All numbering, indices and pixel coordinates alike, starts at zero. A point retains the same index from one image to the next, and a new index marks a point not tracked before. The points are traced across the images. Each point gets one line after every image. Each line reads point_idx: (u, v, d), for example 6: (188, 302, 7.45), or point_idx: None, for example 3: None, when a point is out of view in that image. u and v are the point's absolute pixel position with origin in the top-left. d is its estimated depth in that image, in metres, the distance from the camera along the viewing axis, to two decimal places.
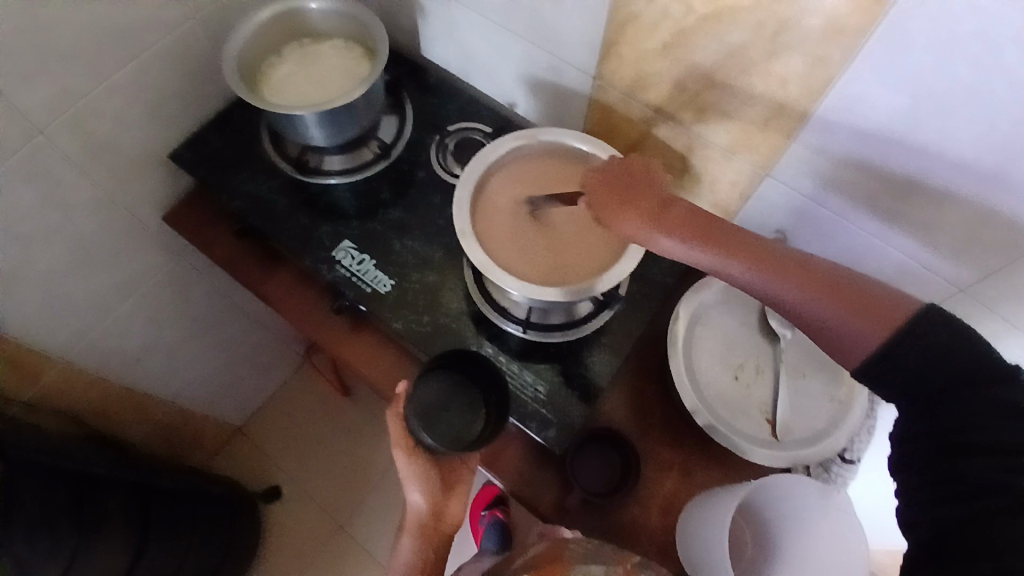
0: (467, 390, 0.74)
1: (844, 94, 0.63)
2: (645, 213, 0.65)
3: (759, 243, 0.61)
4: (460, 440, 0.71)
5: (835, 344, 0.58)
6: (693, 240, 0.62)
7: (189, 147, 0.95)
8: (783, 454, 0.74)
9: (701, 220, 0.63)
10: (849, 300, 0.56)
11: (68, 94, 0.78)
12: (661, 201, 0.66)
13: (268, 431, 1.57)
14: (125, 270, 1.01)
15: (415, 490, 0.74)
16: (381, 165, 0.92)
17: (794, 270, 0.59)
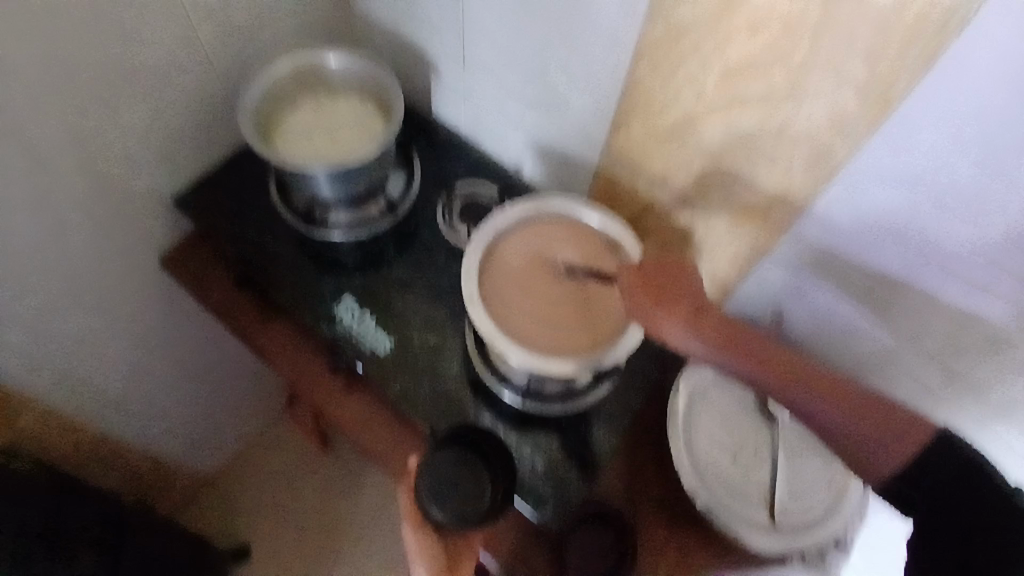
0: (477, 464, 0.72)
1: (847, 184, 0.65)
2: (679, 312, 0.63)
3: (783, 352, 0.60)
4: (468, 514, 0.69)
5: (862, 461, 0.56)
6: (714, 343, 0.61)
7: (196, 193, 0.96)
8: (781, 540, 0.73)
9: (731, 324, 0.62)
10: (873, 417, 0.55)
11: (79, 135, 0.79)
12: (695, 300, 0.64)
13: (239, 484, 1.49)
14: (116, 313, 0.99)
15: (420, 568, 0.71)
16: (387, 221, 0.92)
17: (819, 384, 0.58)
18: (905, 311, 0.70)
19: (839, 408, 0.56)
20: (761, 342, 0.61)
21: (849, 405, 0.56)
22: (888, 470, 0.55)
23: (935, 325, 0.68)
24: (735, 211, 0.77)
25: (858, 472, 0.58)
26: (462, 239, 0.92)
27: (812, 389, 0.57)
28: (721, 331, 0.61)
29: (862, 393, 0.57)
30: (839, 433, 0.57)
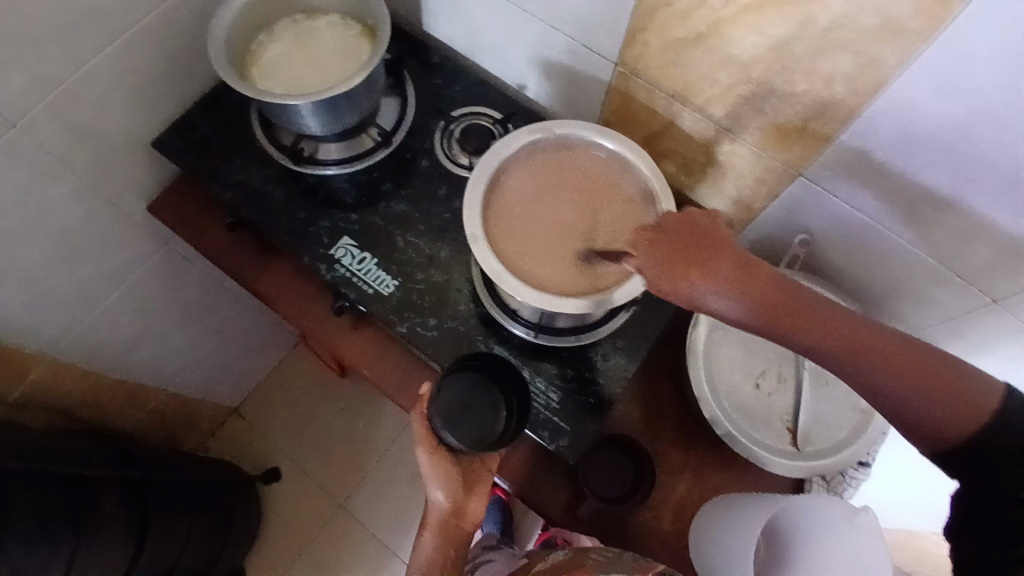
0: (489, 391, 0.71)
1: (894, 98, 0.59)
2: (726, 274, 0.55)
3: (840, 317, 0.56)
4: (484, 440, 0.68)
5: (926, 426, 0.54)
6: (766, 315, 0.55)
7: (176, 131, 0.89)
8: (803, 465, 0.73)
9: (780, 292, 0.56)
10: (935, 386, 0.53)
11: (42, 82, 0.72)
12: (738, 259, 0.57)
13: (264, 412, 1.54)
14: (111, 259, 0.95)
15: (437, 489, 0.70)
16: (382, 153, 0.86)
17: (878, 344, 0.54)
18: (945, 232, 0.66)
19: (903, 374, 0.53)
20: (816, 312, 0.56)
21: (908, 372, 0.54)
22: (949, 442, 0.53)
23: (978, 248, 0.64)
24: (762, 129, 0.70)
25: (912, 436, 0.56)
26: (465, 169, 0.86)
27: (873, 356, 0.54)
28: (766, 303, 0.55)
29: (921, 360, 0.54)
30: (905, 400, 0.54)
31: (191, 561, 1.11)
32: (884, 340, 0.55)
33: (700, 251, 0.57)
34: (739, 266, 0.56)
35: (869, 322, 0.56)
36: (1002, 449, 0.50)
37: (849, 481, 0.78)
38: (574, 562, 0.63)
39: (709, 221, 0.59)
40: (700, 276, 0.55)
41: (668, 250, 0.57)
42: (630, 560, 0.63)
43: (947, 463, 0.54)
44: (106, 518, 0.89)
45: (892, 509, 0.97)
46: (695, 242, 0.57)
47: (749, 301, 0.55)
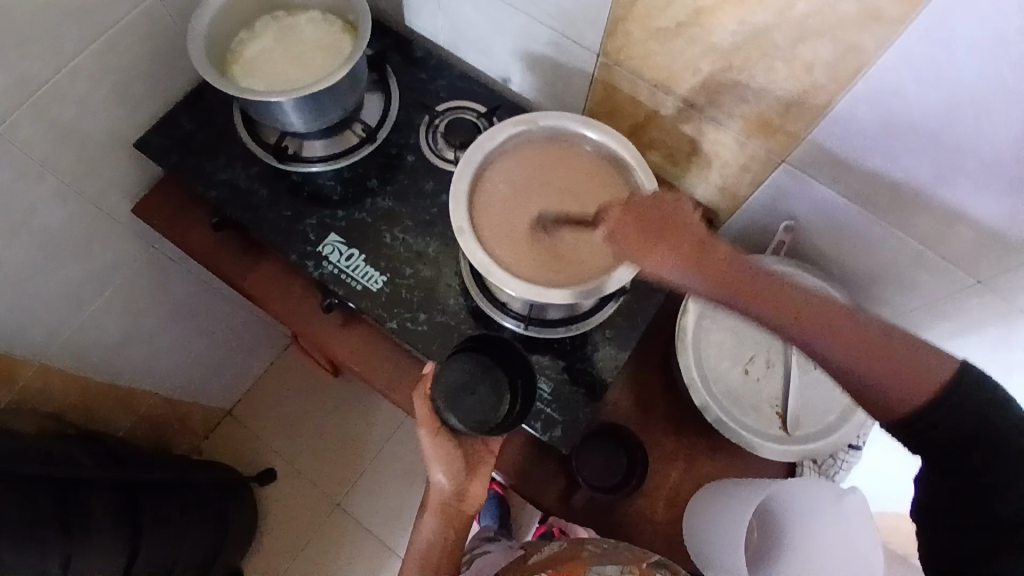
0: (494, 374, 0.71)
1: (873, 83, 0.59)
2: (686, 253, 0.55)
3: (797, 296, 0.56)
4: (486, 423, 0.69)
5: (880, 400, 0.55)
6: (728, 293, 0.55)
7: (157, 131, 0.88)
8: (792, 449, 0.74)
9: (739, 271, 0.56)
10: (888, 364, 0.54)
11: (20, 85, 0.71)
12: (696, 237, 0.56)
13: (256, 413, 1.53)
14: (95, 263, 0.95)
15: (439, 471, 0.71)
16: (367, 148, 0.86)
17: (837, 321, 0.55)
18: (927, 215, 0.66)
19: (859, 353, 0.54)
20: (779, 290, 0.55)
21: (865, 349, 0.54)
22: (904, 413, 0.55)
23: (961, 230, 0.65)
24: (745, 116, 0.70)
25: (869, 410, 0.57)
26: (451, 164, 0.86)
27: (828, 332, 0.55)
28: (725, 280, 0.55)
29: (880, 338, 0.54)
30: (857, 376, 0.55)
31: (187, 564, 1.11)
32: (841, 320, 0.55)
33: (669, 228, 0.57)
34: (700, 245, 0.56)
35: (834, 304, 0.56)
36: (986, 447, 0.53)
37: (841, 464, 0.80)
38: (571, 551, 0.65)
39: (672, 208, 0.59)
40: (666, 251, 0.56)
41: (635, 228, 0.58)
42: (625, 549, 0.65)
43: (902, 432, 0.56)
44: (99, 523, 0.89)
45: (882, 492, 0.99)
46: (665, 222, 0.57)
47: (713, 282, 0.55)
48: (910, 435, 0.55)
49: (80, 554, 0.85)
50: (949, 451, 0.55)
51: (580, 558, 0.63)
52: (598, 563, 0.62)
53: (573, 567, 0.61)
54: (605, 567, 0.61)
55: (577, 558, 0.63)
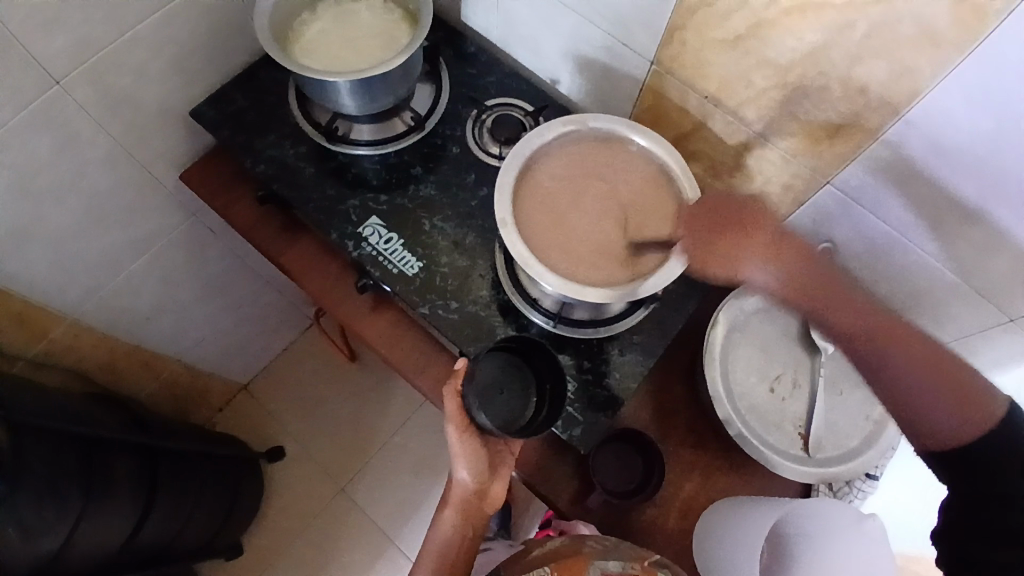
0: (522, 376, 0.74)
1: (925, 110, 0.60)
2: (767, 245, 0.61)
3: (865, 299, 0.60)
4: (512, 424, 0.71)
5: (925, 427, 0.57)
6: (799, 291, 0.60)
7: (213, 103, 0.90)
8: (812, 470, 0.73)
9: (817, 268, 0.61)
10: (946, 386, 0.56)
11: (90, 43, 0.74)
12: (776, 232, 0.62)
13: (271, 392, 1.55)
14: (139, 226, 0.97)
15: (464, 469, 0.73)
16: (414, 137, 0.88)
17: (911, 343, 0.57)
18: (969, 247, 0.66)
19: (921, 374, 0.56)
20: (854, 298, 0.59)
21: (931, 372, 0.56)
22: (944, 444, 0.57)
23: (1000, 266, 0.65)
24: (794, 134, 0.71)
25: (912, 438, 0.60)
26: (495, 159, 0.87)
27: (901, 351, 0.57)
28: (804, 285, 0.60)
29: (943, 358, 0.57)
30: (914, 400, 0.57)
31: (193, 532, 1.13)
32: (910, 333, 0.58)
33: (746, 224, 0.62)
34: (785, 245, 0.61)
35: (908, 322, 0.59)
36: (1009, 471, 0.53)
37: (858, 492, 0.79)
38: (573, 547, 0.64)
39: (760, 219, 0.62)
40: (746, 246, 0.61)
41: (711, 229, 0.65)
42: (627, 548, 0.64)
43: (937, 464, 0.58)
44: (116, 481, 0.90)
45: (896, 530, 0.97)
46: (748, 227, 0.62)
47: (789, 283, 0.60)
48: (942, 464, 0.57)
49: (95, 511, 0.86)
50: (974, 472, 0.55)
51: (582, 553, 0.62)
52: (600, 559, 0.61)
53: (576, 562, 0.60)
54: (608, 562, 0.61)
55: (579, 554, 0.62)
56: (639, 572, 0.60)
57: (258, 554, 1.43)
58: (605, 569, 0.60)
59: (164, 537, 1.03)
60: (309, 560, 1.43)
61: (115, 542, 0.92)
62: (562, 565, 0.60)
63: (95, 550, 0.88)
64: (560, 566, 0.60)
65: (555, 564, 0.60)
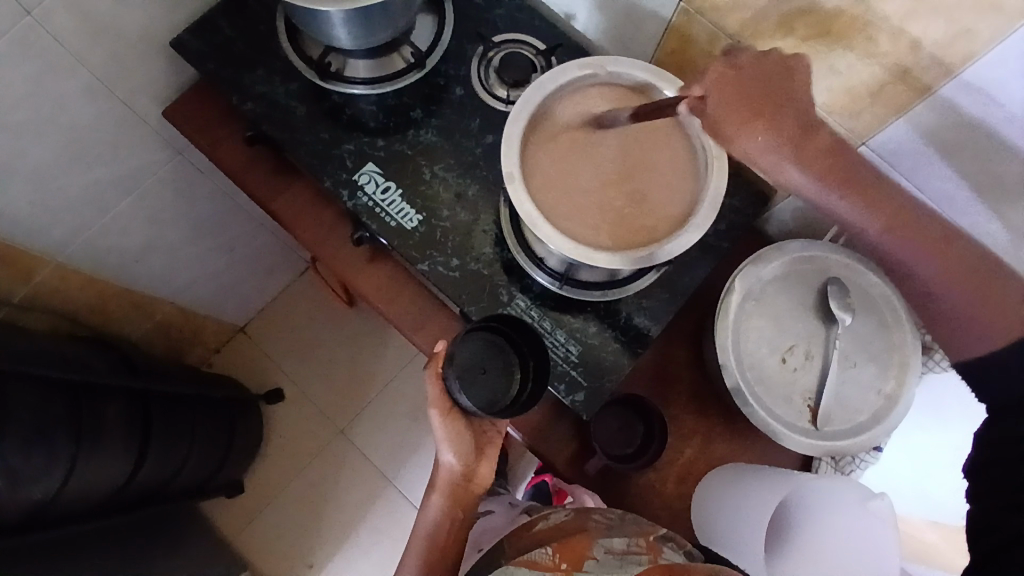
0: (505, 354, 0.71)
1: (982, 72, 0.54)
2: (787, 134, 0.55)
3: (907, 202, 0.55)
4: (495, 404, 0.70)
5: (960, 336, 0.57)
6: (830, 185, 0.55)
7: (196, 31, 0.82)
8: (819, 444, 0.71)
9: (846, 163, 0.55)
10: (988, 295, 0.54)
11: None
12: (805, 120, 0.56)
13: (269, 333, 1.54)
14: (121, 164, 0.91)
15: (448, 452, 0.73)
16: (414, 76, 0.80)
17: (937, 245, 0.55)
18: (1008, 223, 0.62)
19: (952, 279, 0.55)
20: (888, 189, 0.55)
21: (965, 281, 0.55)
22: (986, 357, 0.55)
23: None
24: (833, 89, 0.65)
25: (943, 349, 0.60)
26: (502, 104, 0.80)
27: (922, 245, 0.55)
28: (841, 177, 0.55)
29: (978, 267, 0.55)
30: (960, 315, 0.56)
31: (191, 472, 1.13)
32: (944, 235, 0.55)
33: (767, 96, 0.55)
34: (823, 144, 0.55)
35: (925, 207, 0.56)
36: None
37: (859, 465, 0.78)
38: (578, 522, 0.64)
39: (812, 122, 0.56)
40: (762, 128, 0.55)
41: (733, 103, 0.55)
42: (631, 523, 0.64)
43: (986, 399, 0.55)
44: (106, 429, 0.89)
45: None
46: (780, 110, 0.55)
47: (864, 206, 0.55)
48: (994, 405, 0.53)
49: (88, 457, 0.85)
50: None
51: (586, 530, 0.61)
52: (605, 536, 0.61)
53: (578, 540, 0.60)
54: (612, 540, 0.60)
55: (584, 531, 0.62)
56: (642, 548, 0.59)
57: (258, 491, 1.46)
58: (609, 547, 0.59)
59: (160, 478, 1.03)
60: (308, 498, 1.46)
61: (112, 484, 0.91)
62: (563, 544, 0.60)
63: (87, 497, 0.87)
64: (562, 544, 0.60)
65: (557, 543, 0.60)
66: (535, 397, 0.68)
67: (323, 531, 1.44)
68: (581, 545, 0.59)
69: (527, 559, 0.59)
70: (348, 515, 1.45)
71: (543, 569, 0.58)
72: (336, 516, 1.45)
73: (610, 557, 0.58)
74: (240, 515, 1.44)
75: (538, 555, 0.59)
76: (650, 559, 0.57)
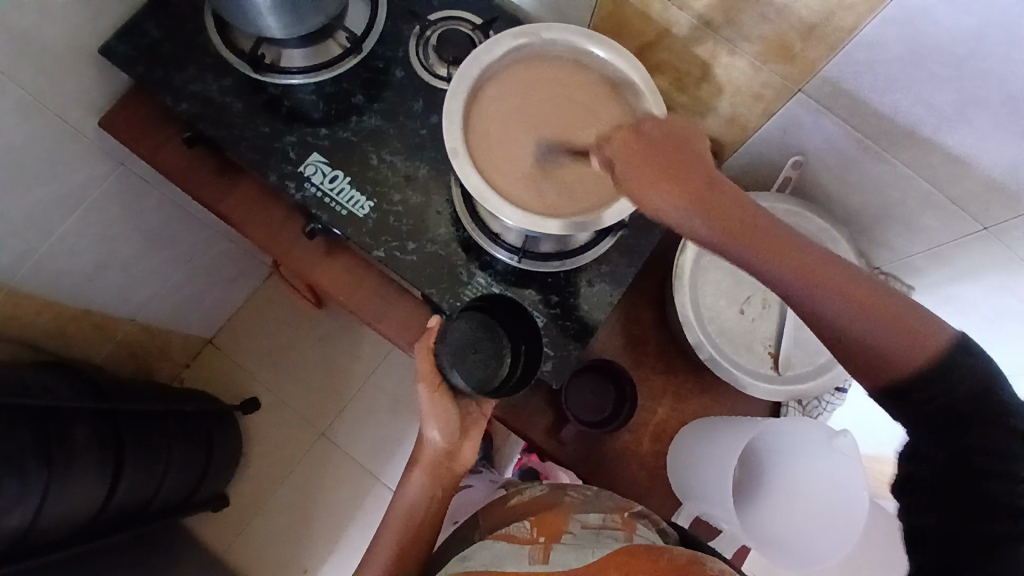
0: (497, 336, 0.73)
1: (905, 6, 0.55)
2: (697, 190, 0.46)
3: (802, 241, 0.48)
4: (485, 383, 0.71)
5: (867, 372, 0.51)
6: (706, 214, 0.46)
7: (122, 35, 0.79)
8: (782, 388, 0.73)
9: (734, 204, 0.46)
10: (885, 325, 0.48)
11: None
12: (711, 176, 0.47)
13: (238, 342, 1.51)
14: (62, 180, 0.88)
15: (434, 428, 0.73)
16: (352, 61, 0.79)
17: (834, 281, 0.48)
18: (944, 154, 0.64)
19: (856, 309, 0.48)
20: (752, 214, 0.47)
21: (873, 311, 0.48)
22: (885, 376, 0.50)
23: (975, 169, 0.63)
24: (764, 38, 0.65)
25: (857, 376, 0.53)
26: (443, 82, 0.80)
27: (826, 286, 0.48)
28: (738, 219, 0.46)
29: (869, 293, 0.48)
30: (869, 358, 0.50)
31: (172, 488, 1.11)
32: (822, 265, 0.48)
33: (675, 160, 0.47)
34: (695, 177, 0.47)
35: (830, 255, 0.49)
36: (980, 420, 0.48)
37: (825, 406, 0.80)
38: (554, 498, 0.67)
39: (693, 154, 0.48)
40: (670, 186, 0.46)
41: (637, 156, 0.49)
42: (607, 499, 0.67)
43: (890, 398, 0.51)
44: (78, 452, 0.85)
45: (872, 424, 1.00)
46: (685, 173, 0.47)
47: (765, 252, 0.46)
48: (897, 401, 0.51)
49: (61, 482, 0.82)
50: (939, 422, 0.50)
51: (562, 507, 0.64)
52: (581, 512, 0.63)
53: (555, 514, 0.62)
54: (587, 516, 0.63)
55: (560, 508, 0.64)
56: (617, 524, 0.61)
57: (246, 501, 1.44)
58: (584, 523, 0.61)
59: (139, 498, 1.01)
60: (296, 503, 1.45)
61: (90, 509, 0.89)
62: (540, 519, 0.62)
63: (65, 522, 0.85)
64: (540, 519, 0.62)
65: (535, 518, 0.63)
66: (523, 379, 0.70)
67: (315, 535, 1.43)
68: (558, 519, 0.61)
69: (504, 534, 0.61)
70: (339, 515, 1.44)
71: (520, 541, 0.59)
72: (327, 518, 1.44)
73: (585, 531, 0.60)
74: (227, 530, 1.42)
75: (516, 528, 0.62)
76: (625, 535, 0.59)
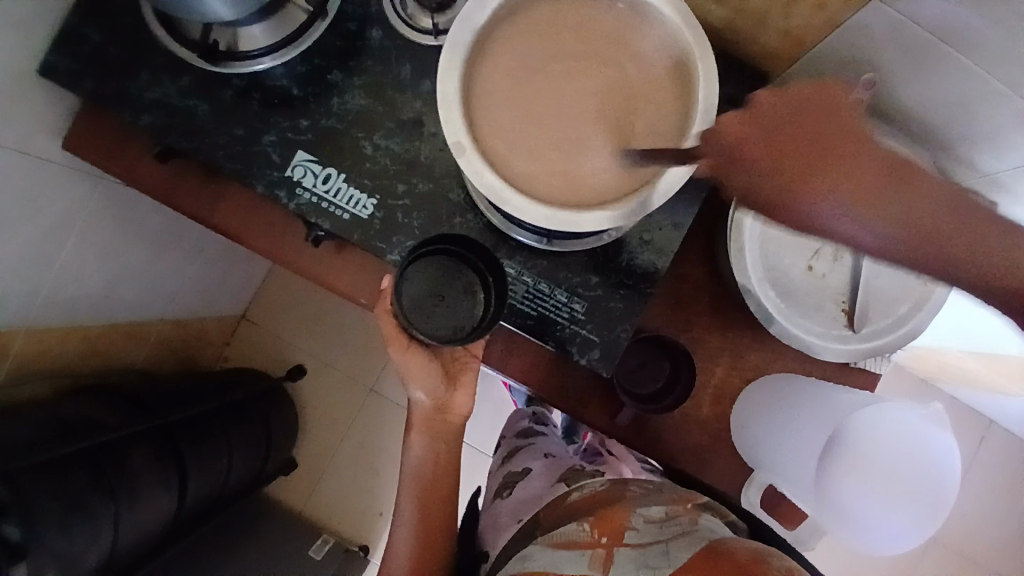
0: (460, 275, 0.63)
1: None
2: (836, 174, 0.41)
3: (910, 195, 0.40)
4: (460, 330, 0.62)
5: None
6: (838, 193, 0.41)
7: (59, 47, 0.68)
8: (858, 347, 0.66)
9: (889, 186, 0.41)
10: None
11: None
12: (846, 153, 0.42)
13: (272, 313, 1.50)
14: (48, 214, 0.81)
15: (418, 390, 0.70)
16: (320, 27, 0.67)
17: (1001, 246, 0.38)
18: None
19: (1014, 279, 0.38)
20: (902, 183, 0.40)
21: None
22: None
23: None
24: None
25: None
26: (430, 36, 0.67)
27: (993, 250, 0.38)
28: (862, 183, 0.41)
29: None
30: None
31: (240, 473, 1.15)
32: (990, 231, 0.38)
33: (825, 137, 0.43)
34: (842, 161, 0.42)
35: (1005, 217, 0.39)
36: None
37: None
38: (614, 494, 0.65)
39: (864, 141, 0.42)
40: (807, 171, 0.42)
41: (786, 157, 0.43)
42: (670, 491, 0.65)
43: None
44: (139, 477, 0.87)
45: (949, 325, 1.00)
46: (821, 152, 0.42)
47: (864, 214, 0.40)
48: None
49: (129, 508, 0.84)
50: None
51: (621, 502, 0.63)
52: (641, 506, 0.61)
53: (615, 512, 0.61)
54: (649, 508, 0.61)
55: (620, 503, 0.63)
56: (679, 513, 0.59)
57: (311, 461, 1.50)
58: (647, 517, 0.60)
59: (210, 492, 1.05)
60: (360, 457, 1.50)
61: (163, 518, 0.92)
62: (599, 518, 0.61)
63: (142, 538, 0.88)
64: (601, 519, 0.61)
65: (595, 518, 0.62)
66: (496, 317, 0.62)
67: (382, 484, 1.50)
68: (618, 517, 0.60)
69: (564, 539, 0.61)
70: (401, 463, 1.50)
71: (582, 545, 0.59)
72: (391, 467, 1.50)
73: (649, 526, 0.58)
74: (299, 488, 1.49)
75: (576, 532, 0.61)
76: (689, 524, 0.57)
